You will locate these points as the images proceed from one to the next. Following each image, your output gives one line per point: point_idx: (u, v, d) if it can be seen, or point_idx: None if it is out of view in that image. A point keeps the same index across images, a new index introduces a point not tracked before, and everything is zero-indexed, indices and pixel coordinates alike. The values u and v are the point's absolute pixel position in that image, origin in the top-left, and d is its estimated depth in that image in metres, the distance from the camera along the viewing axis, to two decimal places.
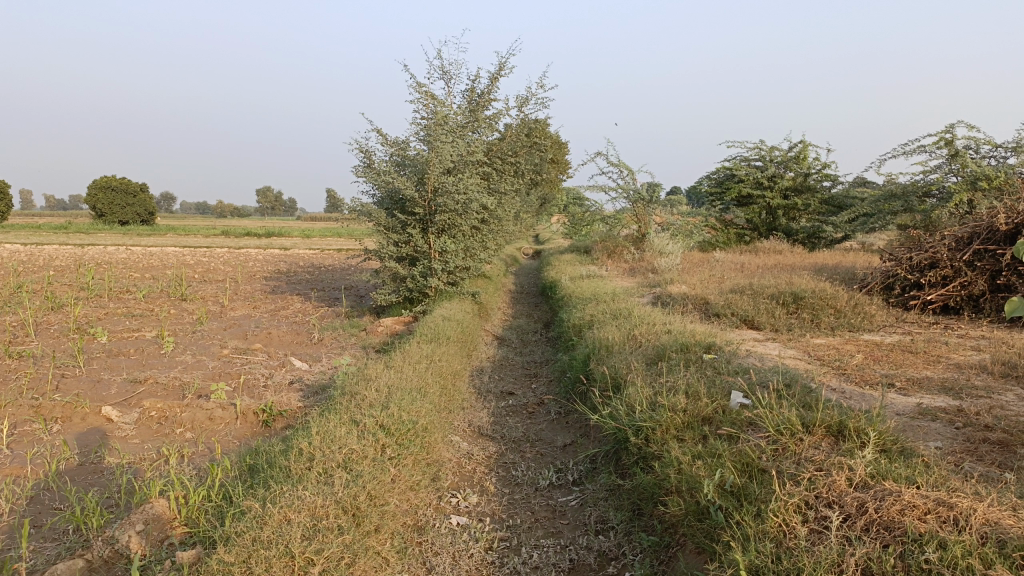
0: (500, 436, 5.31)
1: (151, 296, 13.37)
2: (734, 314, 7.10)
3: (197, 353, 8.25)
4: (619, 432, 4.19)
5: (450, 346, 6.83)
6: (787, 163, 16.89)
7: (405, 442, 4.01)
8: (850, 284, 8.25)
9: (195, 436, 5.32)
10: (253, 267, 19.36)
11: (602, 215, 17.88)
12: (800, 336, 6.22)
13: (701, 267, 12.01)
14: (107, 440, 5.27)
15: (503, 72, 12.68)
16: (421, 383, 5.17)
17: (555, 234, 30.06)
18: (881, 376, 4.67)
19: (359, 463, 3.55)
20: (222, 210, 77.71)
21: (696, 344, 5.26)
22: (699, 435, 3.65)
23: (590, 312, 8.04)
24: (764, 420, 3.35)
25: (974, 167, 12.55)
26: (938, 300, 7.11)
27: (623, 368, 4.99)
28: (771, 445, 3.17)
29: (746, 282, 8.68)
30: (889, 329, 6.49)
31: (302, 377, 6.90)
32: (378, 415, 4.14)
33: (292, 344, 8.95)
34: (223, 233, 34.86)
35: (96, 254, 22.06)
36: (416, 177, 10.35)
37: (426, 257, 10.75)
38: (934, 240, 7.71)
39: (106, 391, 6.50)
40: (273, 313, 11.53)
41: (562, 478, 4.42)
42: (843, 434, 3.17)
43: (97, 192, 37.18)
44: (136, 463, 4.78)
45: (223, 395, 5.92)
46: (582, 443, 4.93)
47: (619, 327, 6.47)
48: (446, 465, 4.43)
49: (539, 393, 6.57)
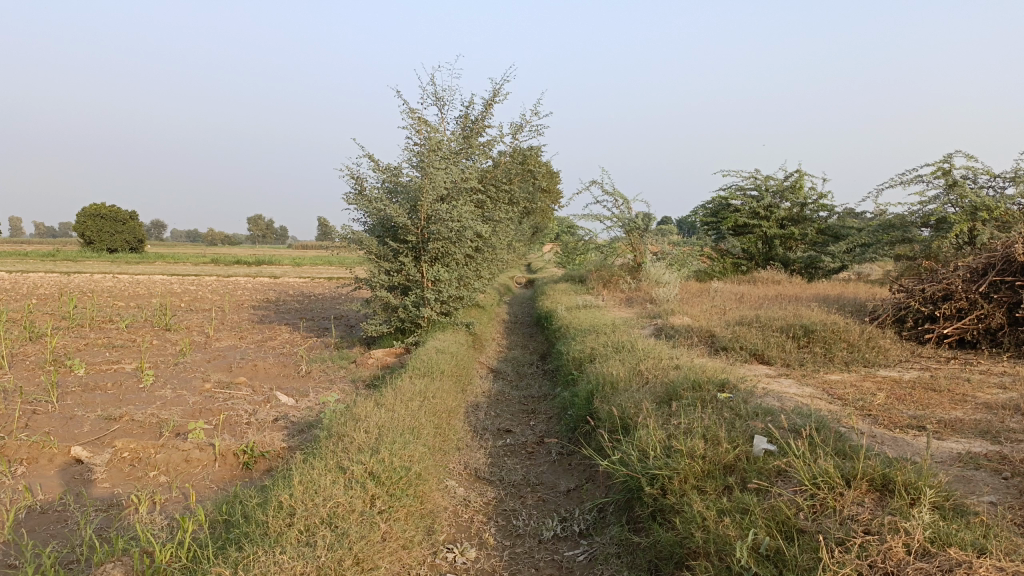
0: (499, 479, 4.95)
1: (133, 326, 12.96)
2: (742, 348, 6.79)
3: (177, 387, 7.86)
4: (631, 479, 3.83)
5: (445, 382, 6.48)
6: (783, 193, 16.70)
7: (397, 491, 3.65)
8: (860, 316, 7.96)
9: (170, 480, 4.93)
10: (241, 296, 19.02)
11: (596, 244, 17.65)
12: (815, 373, 5.92)
13: (698, 297, 11.70)
14: (75, 485, 4.87)
15: (497, 99, 12.50)
16: (414, 423, 4.81)
17: (547, 261, 29.83)
18: (910, 418, 4.33)
19: (346, 520, 3.18)
20: (212, 238, 77.45)
21: (708, 381, 4.92)
22: (722, 486, 3.31)
23: (590, 344, 7.70)
24: (798, 470, 3.03)
25: (972, 197, 12.23)
26: (953, 334, 6.82)
27: (631, 407, 4.65)
28: (807, 501, 2.86)
29: (751, 314, 8.38)
30: (906, 364, 6.18)
31: (287, 414, 6.51)
32: (367, 461, 3.78)
33: (279, 377, 8.58)
34: (212, 261, 34.49)
35: (80, 282, 21.62)
36: (409, 204, 10.08)
37: (418, 287, 10.43)
38: (946, 271, 7.44)
39: (79, 429, 6.10)
40: (260, 344, 11.16)
41: (568, 530, 4.06)
42: (889, 489, 2.84)
43: (86, 220, 36.79)
44: (103, 511, 4.39)
45: (202, 435, 5.54)
46: (588, 489, 4.58)
47: (623, 361, 6.15)
48: (442, 515, 4.06)
49: (538, 431, 6.21)
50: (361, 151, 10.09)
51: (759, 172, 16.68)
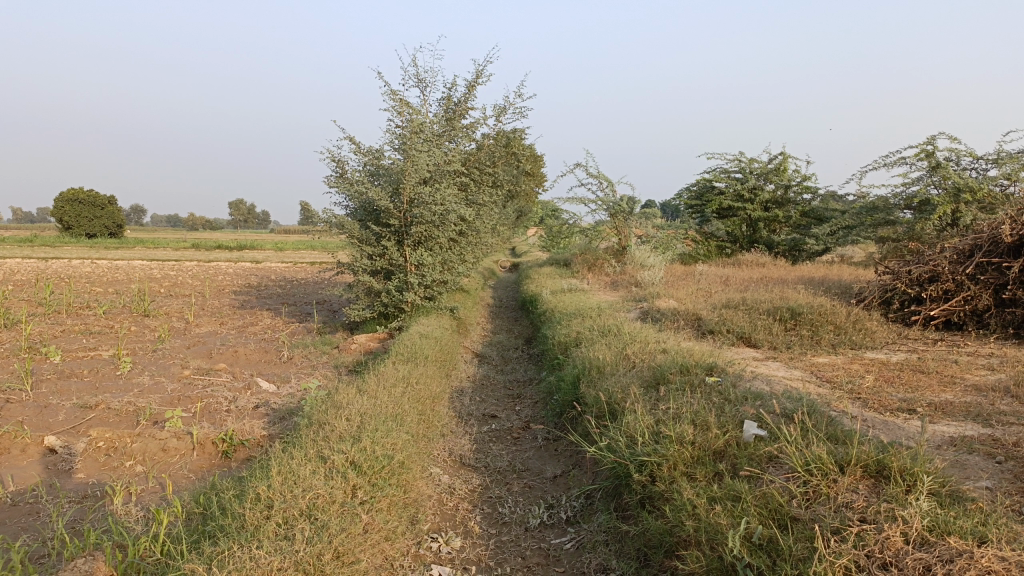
0: (484, 466, 4.87)
1: (111, 312, 12.73)
2: (730, 331, 6.73)
3: (155, 374, 7.70)
4: (619, 466, 3.75)
5: (429, 367, 6.37)
6: (767, 176, 16.62)
7: (379, 481, 3.55)
8: (846, 298, 7.92)
9: (146, 469, 4.81)
10: (222, 281, 18.76)
11: (581, 228, 17.55)
12: (802, 356, 5.88)
13: (683, 280, 11.62)
14: (48, 475, 4.73)
15: (480, 80, 12.34)
16: (397, 410, 4.70)
17: (532, 245, 29.68)
18: (900, 401, 4.28)
19: (326, 512, 3.08)
20: (193, 223, 76.64)
21: (696, 365, 4.84)
22: (713, 472, 3.25)
23: (576, 328, 7.59)
24: (791, 456, 2.96)
25: (956, 178, 12.20)
26: (940, 316, 6.79)
27: (618, 392, 4.57)
28: (800, 488, 2.79)
29: (736, 296, 8.33)
30: (893, 347, 6.14)
31: (268, 401, 6.39)
32: (348, 450, 3.67)
33: (260, 363, 8.45)
34: (192, 246, 34.05)
35: (58, 268, 21.24)
36: (391, 187, 9.92)
37: (402, 271, 10.29)
38: (932, 253, 7.41)
39: (53, 418, 5.95)
40: (241, 330, 10.99)
41: (555, 517, 3.99)
42: (884, 476, 2.77)
43: (63, 204, 36.15)
44: (76, 503, 4.26)
45: (179, 423, 5.41)
46: (575, 476, 4.51)
47: (610, 345, 6.06)
48: (425, 503, 3.97)
49: (524, 416, 6.13)
50: (342, 133, 9.90)
51: (744, 154, 16.61)
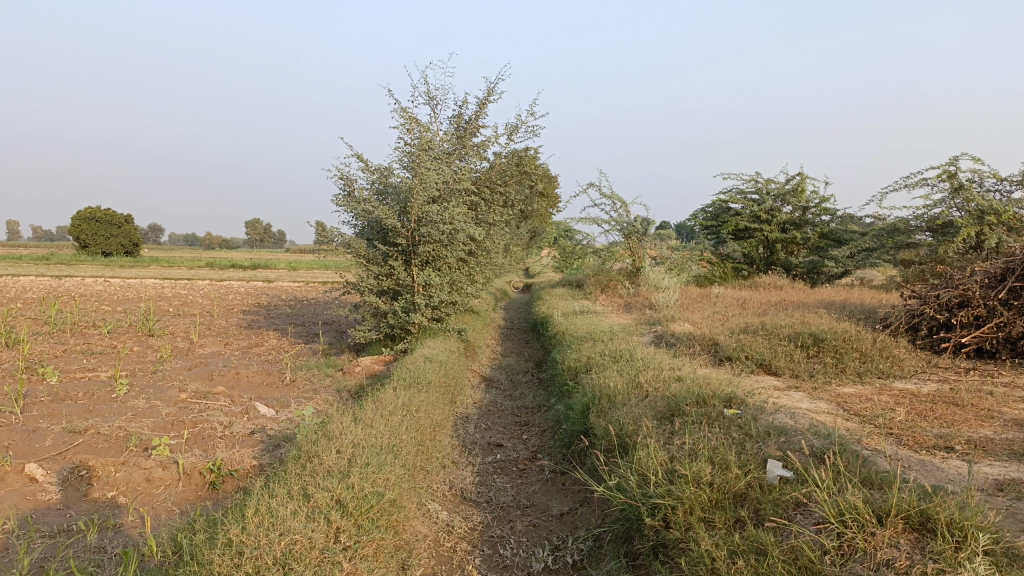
0: (486, 501, 4.56)
1: (117, 332, 12.52)
2: (748, 357, 6.41)
3: (152, 397, 7.45)
4: (630, 508, 3.43)
5: (432, 393, 6.08)
6: (785, 196, 16.28)
7: (366, 522, 3.25)
8: (871, 323, 7.56)
9: (128, 501, 4.54)
10: (232, 300, 18.57)
11: (595, 248, 17.25)
12: (826, 385, 5.55)
13: (699, 303, 11.28)
14: (24, 506, 4.46)
15: (492, 98, 12.13)
16: (393, 441, 4.41)
17: (546, 265, 29.36)
18: (936, 438, 3.94)
19: (303, 561, 2.79)
20: (210, 242, 77.06)
21: (714, 395, 4.51)
22: (733, 519, 2.94)
23: (587, 352, 7.27)
24: (821, 504, 2.65)
25: (979, 201, 11.83)
26: (971, 343, 6.43)
27: (630, 424, 4.25)
28: (833, 542, 2.49)
29: (754, 320, 8.00)
30: (922, 376, 5.79)
31: (264, 427, 6.12)
32: (333, 487, 3.37)
33: (261, 386, 8.20)
34: (206, 265, 33.98)
35: (69, 286, 21.17)
36: (399, 206, 9.68)
37: (409, 292, 10.01)
38: (962, 276, 7.05)
39: (40, 443, 5.70)
40: (245, 350, 10.74)
41: (560, 561, 3.67)
42: (930, 529, 2.45)
43: (81, 223, 36.32)
44: (49, 537, 3.99)
45: (167, 451, 5.14)
46: (583, 514, 4.20)
47: (621, 372, 5.75)
48: (419, 545, 3.67)
49: (531, 446, 5.82)
50: (350, 150, 9.70)
51: (761, 174, 16.28)
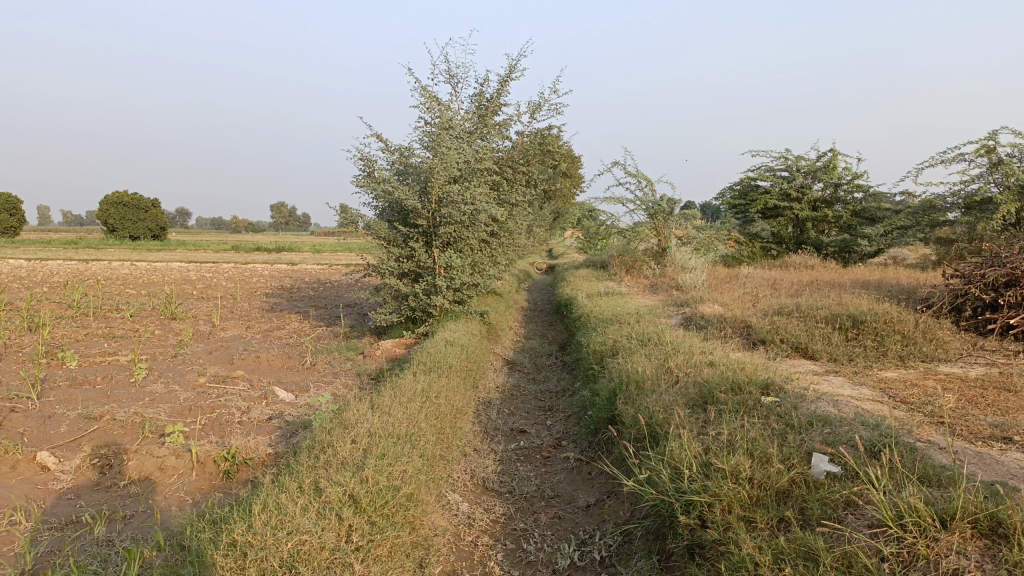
0: (509, 492, 4.35)
1: (139, 315, 12.46)
2: (783, 340, 6.14)
3: (170, 382, 7.33)
4: (662, 504, 3.20)
5: (454, 378, 5.88)
6: (815, 173, 15.83)
7: (380, 519, 3.06)
8: (910, 304, 7.22)
9: (139, 491, 4.40)
10: (255, 283, 18.47)
11: (619, 229, 16.92)
12: (867, 370, 5.26)
13: (729, 284, 10.96)
14: (36, 496, 4.33)
15: (513, 76, 11.82)
16: (410, 430, 4.20)
17: (570, 246, 29.02)
18: (992, 427, 3.66)
19: (311, 564, 2.62)
20: (235, 226, 77.50)
21: (749, 381, 4.25)
22: (776, 518, 2.71)
23: (613, 335, 7.04)
24: (878, 504, 2.40)
25: (1019, 175, 11.35)
26: (1020, 324, 6.08)
27: (660, 413, 4.02)
28: (890, 548, 2.26)
29: (788, 302, 7.70)
30: (969, 359, 5.48)
31: (282, 413, 5.97)
32: (346, 481, 3.18)
33: (281, 370, 8.07)
34: (231, 248, 34.03)
35: (94, 270, 21.22)
36: (419, 186, 9.44)
37: (430, 274, 9.81)
38: (1009, 254, 6.67)
39: (55, 430, 5.58)
40: (266, 334, 10.62)
41: (586, 557, 3.46)
42: (1002, 535, 2.19)
43: (108, 208, 36.49)
44: (56, 530, 3.84)
45: (180, 439, 4.99)
46: (611, 506, 3.98)
47: (650, 356, 5.50)
48: (438, 541, 3.48)
49: (555, 432, 5.62)
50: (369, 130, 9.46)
51: (791, 150, 15.83)
